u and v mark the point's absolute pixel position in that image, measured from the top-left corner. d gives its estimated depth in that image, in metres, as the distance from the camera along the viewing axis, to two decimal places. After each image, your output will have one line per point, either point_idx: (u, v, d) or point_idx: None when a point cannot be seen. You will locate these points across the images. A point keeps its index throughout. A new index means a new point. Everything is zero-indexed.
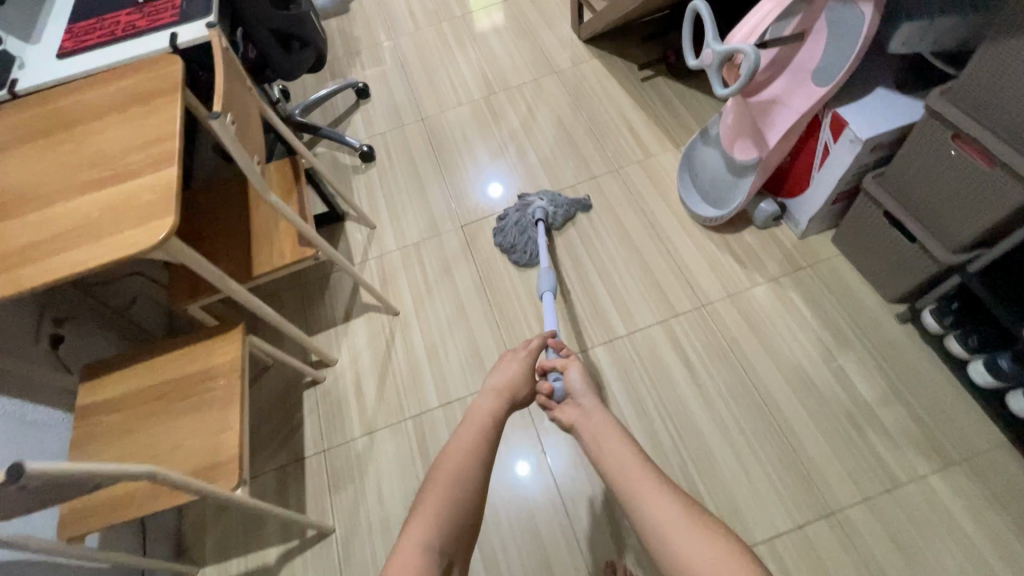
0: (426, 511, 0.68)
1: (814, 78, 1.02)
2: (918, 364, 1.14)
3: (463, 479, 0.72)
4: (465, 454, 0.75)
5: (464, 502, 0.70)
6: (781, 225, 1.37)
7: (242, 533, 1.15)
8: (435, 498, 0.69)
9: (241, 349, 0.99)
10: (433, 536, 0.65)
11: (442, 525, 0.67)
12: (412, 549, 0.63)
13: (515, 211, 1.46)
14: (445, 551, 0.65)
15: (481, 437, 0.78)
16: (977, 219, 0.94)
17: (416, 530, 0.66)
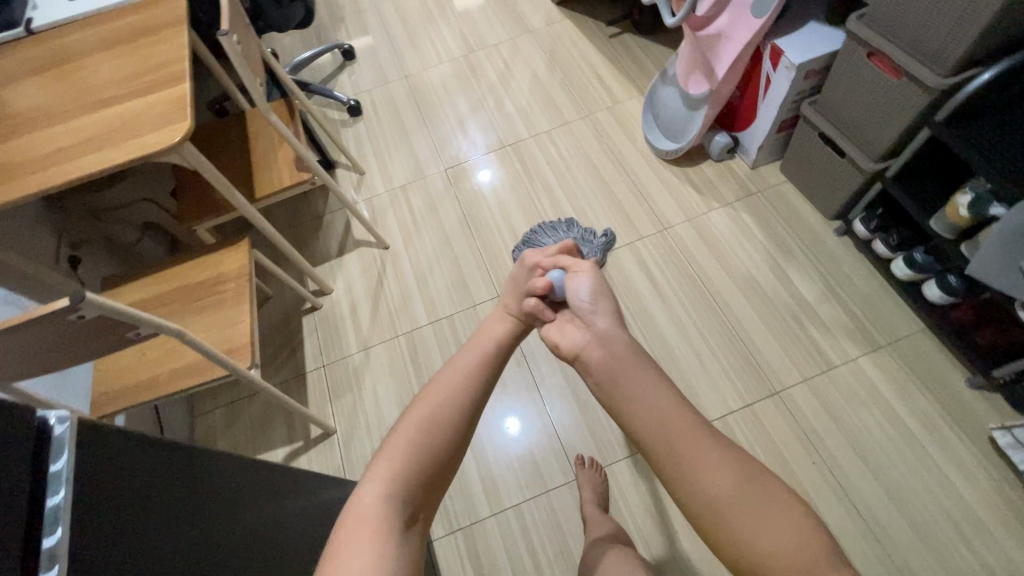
0: (399, 446, 0.56)
1: (753, 10, 1.16)
2: (853, 269, 1.29)
3: (449, 412, 0.59)
4: (458, 382, 0.63)
5: (441, 447, 0.58)
6: (735, 158, 1.50)
7: (250, 439, 1.27)
8: (408, 435, 0.57)
9: (247, 258, 1.10)
10: (399, 483, 0.54)
11: (413, 468, 0.55)
12: (370, 499, 0.52)
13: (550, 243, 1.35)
14: (412, 498, 0.54)
15: (467, 379, 0.64)
16: (891, 128, 1.08)
17: (380, 469, 0.54)
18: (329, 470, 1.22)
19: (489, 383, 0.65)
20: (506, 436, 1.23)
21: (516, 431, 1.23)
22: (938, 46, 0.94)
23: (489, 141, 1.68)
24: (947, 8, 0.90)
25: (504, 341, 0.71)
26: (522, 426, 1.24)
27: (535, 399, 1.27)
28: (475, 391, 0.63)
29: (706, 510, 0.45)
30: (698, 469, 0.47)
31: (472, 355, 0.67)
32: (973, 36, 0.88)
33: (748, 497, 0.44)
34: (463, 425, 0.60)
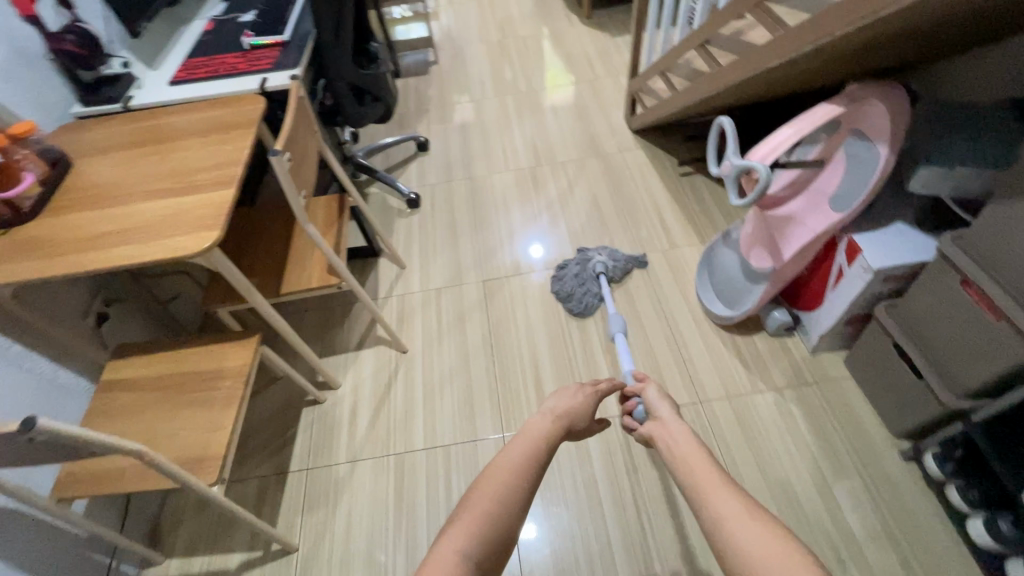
0: (475, 507, 0.62)
1: (831, 203, 1.06)
2: (916, 509, 1.08)
3: (515, 483, 0.65)
4: (520, 461, 0.69)
5: (508, 515, 0.63)
6: (793, 337, 1.35)
7: (211, 535, 1.20)
8: (478, 503, 0.62)
9: (253, 356, 1.08)
10: (476, 541, 0.59)
11: (486, 530, 0.60)
12: (449, 556, 0.56)
13: (576, 264, 1.55)
14: (485, 560, 0.58)
15: (526, 459, 0.70)
16: (982, 369, 0.92)
17: (458, 530, 0.59)
18: None
19: (545, 466, 0.71)
20: None
21: None
22: None
23: (534, 259, 1.64)
24: None
25: (551, 434, 0.76)
26: None
27: None
28: (534, 472, 0.69)
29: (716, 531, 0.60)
30: (714, 499, 0.63)
31: (527, 437, 0.73)
32: None
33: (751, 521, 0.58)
34: (529, 491, 0.66)
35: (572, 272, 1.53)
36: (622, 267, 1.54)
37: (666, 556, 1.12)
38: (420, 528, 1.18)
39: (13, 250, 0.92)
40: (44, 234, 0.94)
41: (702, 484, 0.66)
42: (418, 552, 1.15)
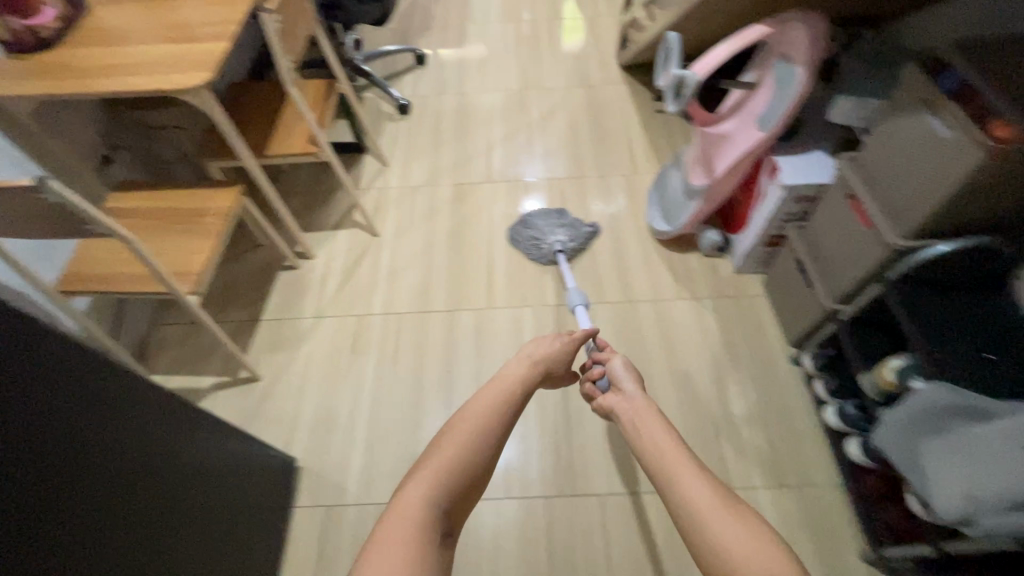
0: (438, 458, 0.72)
1: (757, 122, 1.17)
2: (792, 403, 1.25)
3: (475, 444, 0.74)
4: (484, 412, 0.78)
5: (472, 461, 0.73)
6: (723, 257, 1.50)
7: (190, 359, 1.39)
8: (448, 450, 0.73)
9: (234, 202, 1.24)
10: (439, 491, 0.69)
11: (455, 479, 0.71)
12: (411, 500, 0.68)
13: (537, 232, 1.54)
14: (451, 502, 0.71)
15: (493, 405, 0.80)
16: (852, 273, 1.06)
17: (427, 477, 0.70)
18: (241, 410, 1.32)
19: (511, 411, 0.81)
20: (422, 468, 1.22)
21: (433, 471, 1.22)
22: (903, 206, 0.93)
23: (506, 171, 1.77)
24: (917, 172, 0.89)
25: (522, 383, 0.86)
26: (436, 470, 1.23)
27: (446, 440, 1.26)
28: (498, 438, 0.77)
29: (688, 514, 0.66)
30: (682, 483, 0.69)
31: (504, 386, 0.83)
32: (932, 206, 0.87)
33: (717, 506, 0.65)
34: (490, 453, 0.76)
35: (530, 239, 1.54)
36: (580, 245, 1.54)
37: (573, 418, 1.29)
38: (367, 376, 1.36)
39: (34, 70, 1.06)
40: (61, 61, 1.08)
41: (676, 470, 0.71)
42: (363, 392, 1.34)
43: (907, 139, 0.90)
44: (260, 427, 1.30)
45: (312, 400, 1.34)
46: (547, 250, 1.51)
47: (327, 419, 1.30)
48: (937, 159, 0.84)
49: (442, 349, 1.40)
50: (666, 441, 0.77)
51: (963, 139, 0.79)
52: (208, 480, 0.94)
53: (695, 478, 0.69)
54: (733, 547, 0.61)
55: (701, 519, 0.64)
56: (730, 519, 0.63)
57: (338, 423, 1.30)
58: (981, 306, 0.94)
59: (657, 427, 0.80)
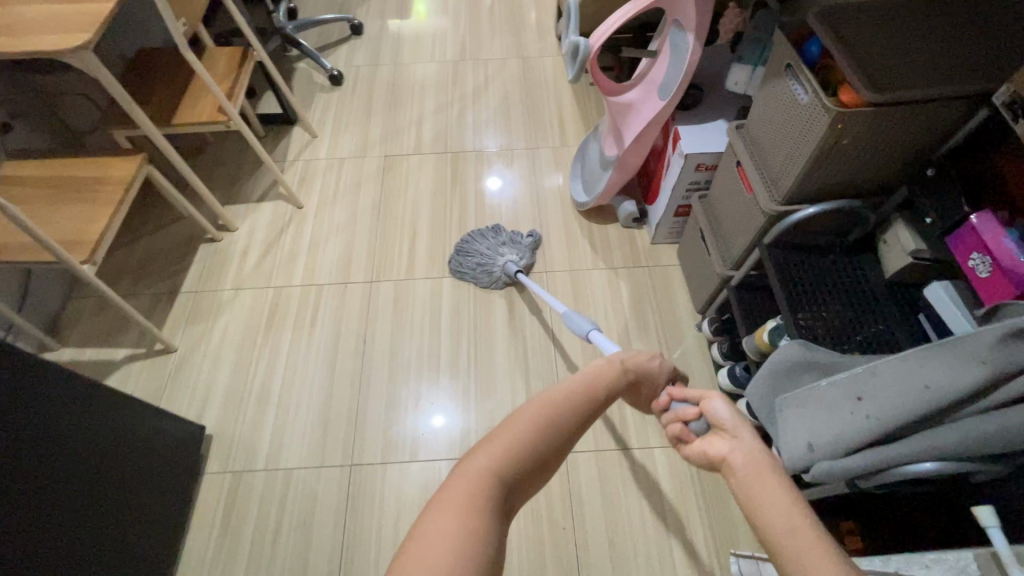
0: (515, 427, 0.58)
1: (659, 91, 1.18)
2: (694, 367, 1.30)
3: (553, 423, 0.60)
4: (557, 402, 0.62)
5: (532, 444, 0.58)
6: (641, 228, 1.53)
7: (103, 331, 1.38)
8: (510, 431, 0.58)
9: (136, 170, 1.21)
10: (503, 466, 0.55)
11: (512, 454, 0.57)
12: (474, 470, 0.53)
13: (485, 254, 1.44)
14: (506, 490, 0.54)
15: (573, 401, 0.64)
16: (740, 240, 1.10)
17: (496, 446, 0.56)
18: (155, 382, 1.32)
19: (590, 413, 0.64)
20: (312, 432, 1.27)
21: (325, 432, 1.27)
22: (777, 173, 0.96)
23: (437, 143, 1.76)
24: (785, 139, 0.92)
25: (597, 392, 0.67)
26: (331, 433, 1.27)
27: (352, 404, 1.31)
28: (576, 420, 0.63)
29: None
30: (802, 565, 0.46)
31: (583, 375, 0.68)
32: (797, 173, 0.90)
33: None
34: (565, 434, 0.61)
35: (478, 263, 1.43)
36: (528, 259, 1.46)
37: (486, 384, 1.32)
38: (284, 346, 1.38)
39: None
40: None
41: (792, 544, 0.48)
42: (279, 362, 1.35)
43: (777, 106, 0.93)
44: (173, 397, 1.30)
45: (228, 371, 1.35)
46: (499, 272, 1.42)
47: (242, 388, 1.32)
48: (799, 125, 0.87)
49: (361, 320, 1.41)
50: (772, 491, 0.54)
51: (816, 104, 0.82)
52: (132, 441, 1.02)
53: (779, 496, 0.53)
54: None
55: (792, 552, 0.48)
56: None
57: (252, 392, 1.32)
58: (846, 269, 0.98)
59: (766, 488, 0.54)
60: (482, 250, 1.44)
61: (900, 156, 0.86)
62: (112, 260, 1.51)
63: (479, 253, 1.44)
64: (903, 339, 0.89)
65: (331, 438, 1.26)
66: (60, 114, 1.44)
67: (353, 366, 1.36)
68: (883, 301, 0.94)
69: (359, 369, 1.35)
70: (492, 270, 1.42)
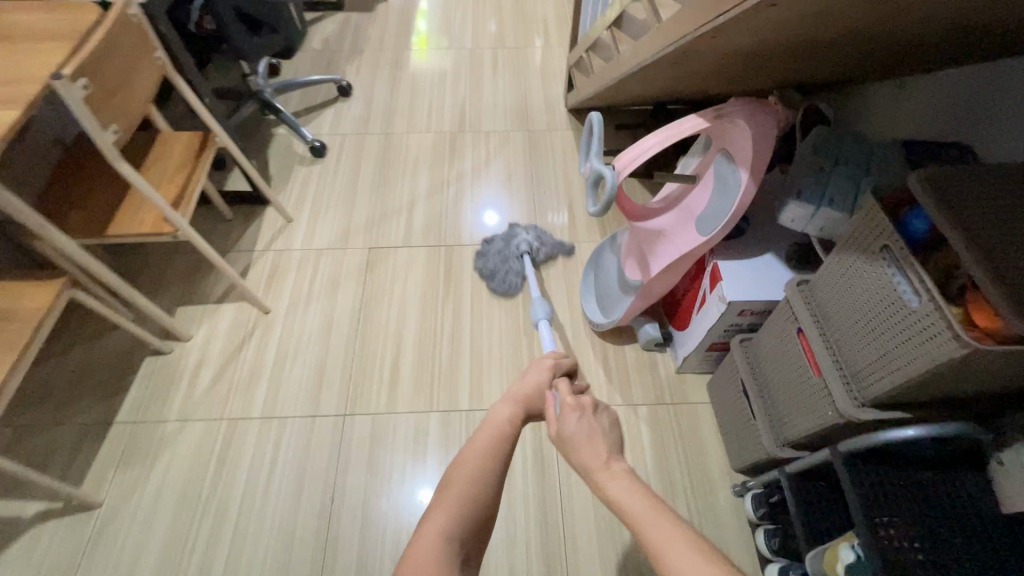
0: (457, 481, 0.58)
1: (697, 224, 0.97)
2: (733, 549, 1.06)
3: (488, 469, 0.60)
4: (492, 442, 0.63)
5: (482, 496, 0.57)
6: (664, 353, 1.30)
7: (15, 477, 1.14)
8: (455, 491, 0.57)
9: (49, 304, 0.99)
10: (459, 520, 0.55)
11: (468, 514, 0.56)
12: (431, 535, 0.53)
13: (502, 241, 1.45)
14: (468, 538, 0.55)
15: (497, 446, 0.63)
16: (802, 425, 0.87)
17: (446, 507, 0.55)
18: (70, 546, 1.08)
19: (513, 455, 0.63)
20: None
21: None
22: (864, 370, 0.74)
23: (428, 231, 1.54)
24: (879, 334, 0.70)
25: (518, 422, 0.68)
26: None
27: None
28: (508, 460, 0.63)
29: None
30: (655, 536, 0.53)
31: (492, 427, 0.65)
32: (897, 384, 0.68)
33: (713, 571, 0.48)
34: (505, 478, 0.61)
35: (496, 247, 1.43)
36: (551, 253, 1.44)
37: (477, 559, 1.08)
38: (233, 500, 1.14)
39: None
40: None
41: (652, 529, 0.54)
42: (226, 521, 1.12)
43: (868, 289, 0.71)
44: (90, 572, 1.06)
45: (161, 531, 1.10)
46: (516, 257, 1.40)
47: (178, 559, 1.07)
48: (904, 328, 0.65)
49: (329, 465, 1.18)
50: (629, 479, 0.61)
51: (937, 318, 0.60)
52: None
53: (619, 483, 0.59)
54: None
55: (657, 550, 0.51)
56: (695, 553, 0.50)
57: (188, 564, 1.07)
58: (949, 490, 0.76)
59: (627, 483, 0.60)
60: (492, 246, 1.45)
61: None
62: (37, 378, 1.26)
63: (493, 247, 1.45)
64: None
65: None
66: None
67: (319, 525, 1.12)
68: (1001, 548, 0.71)
69: (323, 532, 1.11)
70: (511, 250, 1.42)
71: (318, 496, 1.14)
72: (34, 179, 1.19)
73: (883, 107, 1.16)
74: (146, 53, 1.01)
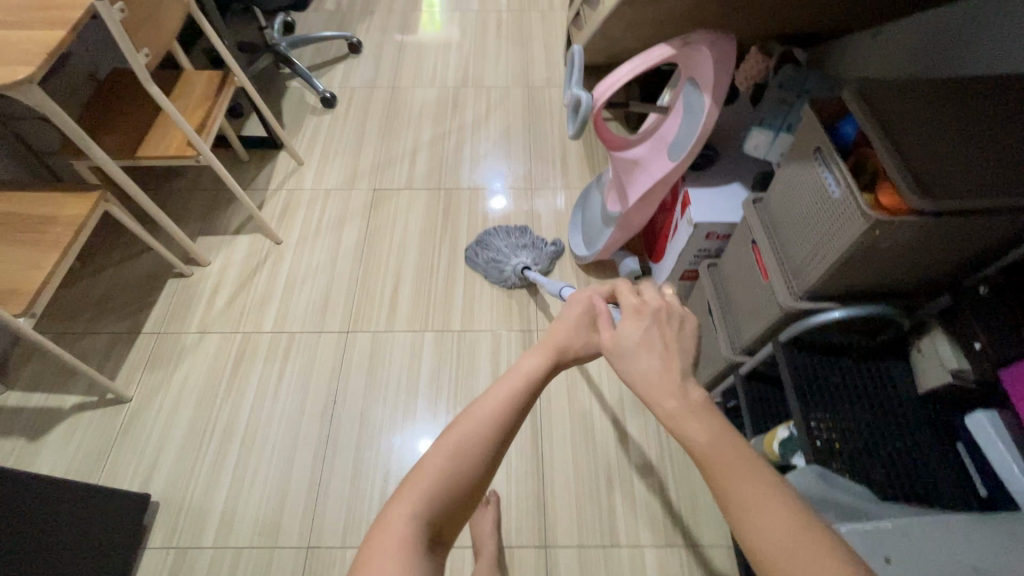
0: (445, 448, 0.47)
1: (669, 151, 1.07)
2: None
3: (492, 434, 0.48)
4: (500, 399, 0.51)
5: (473, 468, 0.47)
6: (643, 286, 1.40)
7: (54, 375, 1.28)
8: (437, 461, 0.46)
9: (88, 212, 1.11)
10: (431, 505, 0.45)
11: (446, 494, 0.46)
12: (397, 521, 0.44)
13: (498, 255, 1.40)
14: (446, 515, 0.46)
15: (503, 404, 0.50)
16: (753, 328, 0.97)
17: (418, 487, 0.45)
18: (103, 434, 1.21)
19: (525, 414, 0.51)
20: (268, 501, 1.15)
21: (282, 501, 1.15)
22: (800, 265, 0.83)
23: (430, 176, 1.65)
24: (811, 230, 0.80)
25: (536, 371, 0.54)
26: (290, 501, 1.16)
27: (314, 473, 1.19)
28: (522, 419, 0.51)
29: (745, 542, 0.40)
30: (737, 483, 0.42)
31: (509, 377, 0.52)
32: (823, 271, 0.77)
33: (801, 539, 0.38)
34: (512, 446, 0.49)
35: (492, 261, 1.40)
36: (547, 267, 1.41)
37: None
38: (245, 402, 1.26)
39: None
40: None
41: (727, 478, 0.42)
42: (240, 418, 1.25)
43: (804, 192, 0.81)
44: (121, 456, 1.19)
45: (183, 425, 1.24)
46: (510, 273, 1.37)
47: (197, 448, 1.21)
48: (829, 219, 0.75)
49: (332, 376, 1.30)
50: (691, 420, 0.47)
51: (852, 201, 0.69)
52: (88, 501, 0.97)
53: (686, 420, 0.47)
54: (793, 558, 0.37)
55: (726, 492, 0.42)
56: (779, 506, 0.40)
57: (206, 453, 1.20)
58: (874, 375, 0.86)
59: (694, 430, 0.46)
60: (489, 258, 1.41)
61: (948, 259, 0.74)
62: (71, 294, 1.40)
63: (489, 262, 1.41)
64: (937, 469, 0.77)
65: (288, 512, 1.14)
66: (24, 140, 1.26)
67: (323, 425, 1.25)
68: (913, 420, 0.81)
69: (327, 431, 1.24)
70: (506, 269, 1.38)
71: (322, 401, 1.26)
72: (71, 109, 1.31)
73: (854, 56, 1.24)
74: None
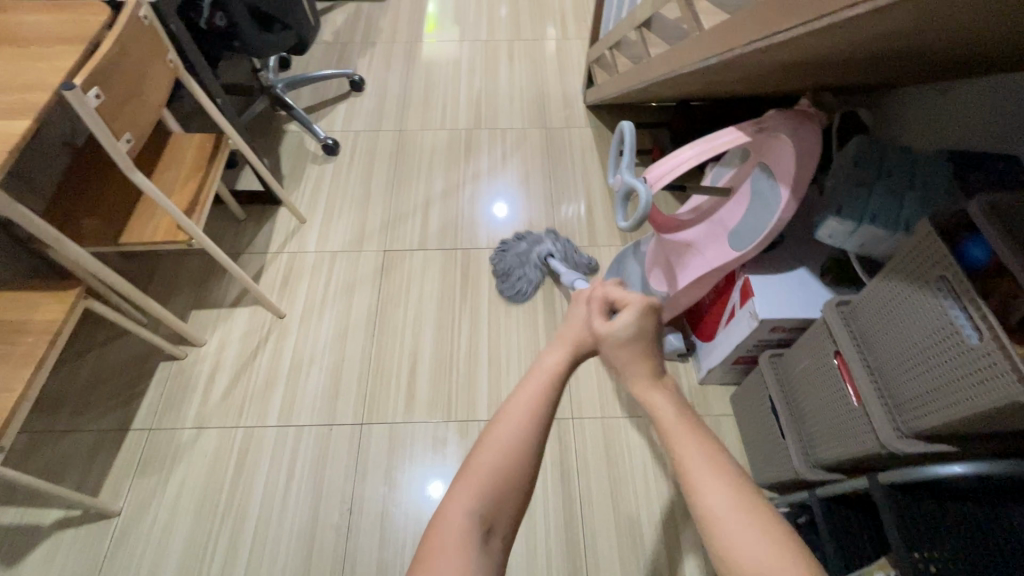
0: (487, 460, 0.50)
1: (729, 237, 0.94)
2: None
3: (524, 437, 0.51)
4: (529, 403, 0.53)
5: (509, 473, 0.50)
6: (687, 363, 1.27)
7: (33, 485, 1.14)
8: (476, 473, 0.49)
9: (63, 318, 0.97)
10: (477, 509, 0.48)
11: (491, 500, 0.49)
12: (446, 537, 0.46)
13: (525, 243, 1.43)
14: (491, 523, 0.48)
15: (531, 406, 0.53)
16: (835, 448, 0.85)
17: (465, 492, 0.48)
18: (89, 554, 1.07)
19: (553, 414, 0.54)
20: None
21: None
22: (910, 401, 0.70)
23: (444, 233, 1.51)
24: (930, 367, 0.67)
25: (558, 373, 0.57)
26: None
27: None
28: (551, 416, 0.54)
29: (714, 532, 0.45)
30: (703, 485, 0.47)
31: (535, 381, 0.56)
32: (945, 419, 0.64)
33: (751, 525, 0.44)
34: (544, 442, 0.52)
35: (517, 250, 1.42)
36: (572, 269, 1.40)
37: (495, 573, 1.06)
38: (250, 509, 1.13)
39: None
40: None
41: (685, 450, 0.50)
42: (243, 530, 1.11)
43: (919, 320, 0.68)
44: None
45: (180, 538, 1.10)
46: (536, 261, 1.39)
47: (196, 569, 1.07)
48: (960, 365, 0.62)
49: (347, 475, 1.16)
50: (673, 422, 0.53)
51: (999, 356, 0.56)
52: None
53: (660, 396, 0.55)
54: (745, 543, 0.43)
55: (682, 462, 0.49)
56: (725, 483, 0.47)
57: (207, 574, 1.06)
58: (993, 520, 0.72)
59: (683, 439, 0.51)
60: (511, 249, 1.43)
61: None
62: (51, 384, 1.25)
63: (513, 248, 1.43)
64: None
65: None
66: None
67: (336, 534, 1.11)
68: None
69: (340, 543, 1.10)
70: (531, 256, 1.40)
71: (336, 506, 1.13)
72: (47, 184, 1.17)
73: (923, 112, 1.11)
74: (159, 55, 0.97)
